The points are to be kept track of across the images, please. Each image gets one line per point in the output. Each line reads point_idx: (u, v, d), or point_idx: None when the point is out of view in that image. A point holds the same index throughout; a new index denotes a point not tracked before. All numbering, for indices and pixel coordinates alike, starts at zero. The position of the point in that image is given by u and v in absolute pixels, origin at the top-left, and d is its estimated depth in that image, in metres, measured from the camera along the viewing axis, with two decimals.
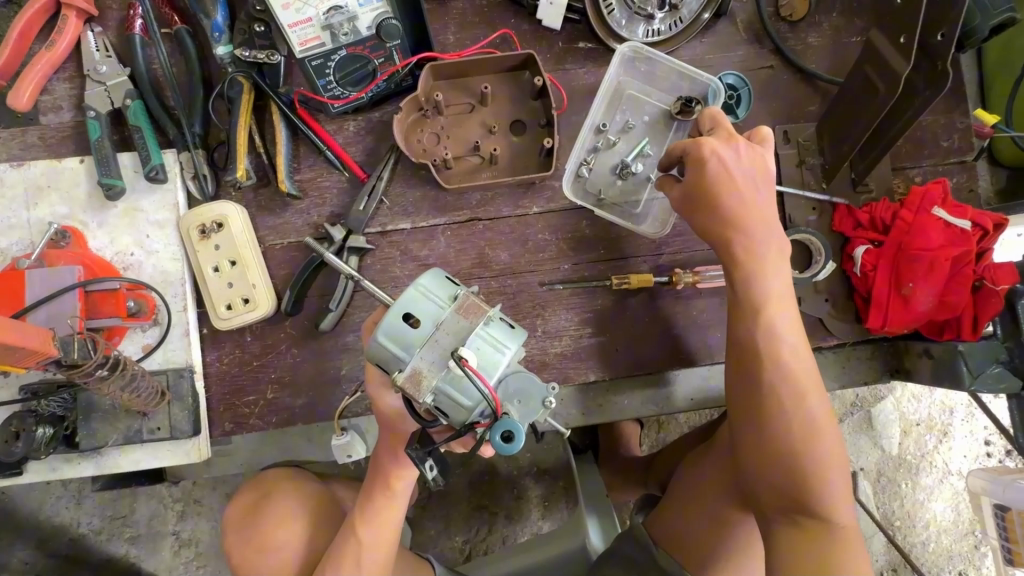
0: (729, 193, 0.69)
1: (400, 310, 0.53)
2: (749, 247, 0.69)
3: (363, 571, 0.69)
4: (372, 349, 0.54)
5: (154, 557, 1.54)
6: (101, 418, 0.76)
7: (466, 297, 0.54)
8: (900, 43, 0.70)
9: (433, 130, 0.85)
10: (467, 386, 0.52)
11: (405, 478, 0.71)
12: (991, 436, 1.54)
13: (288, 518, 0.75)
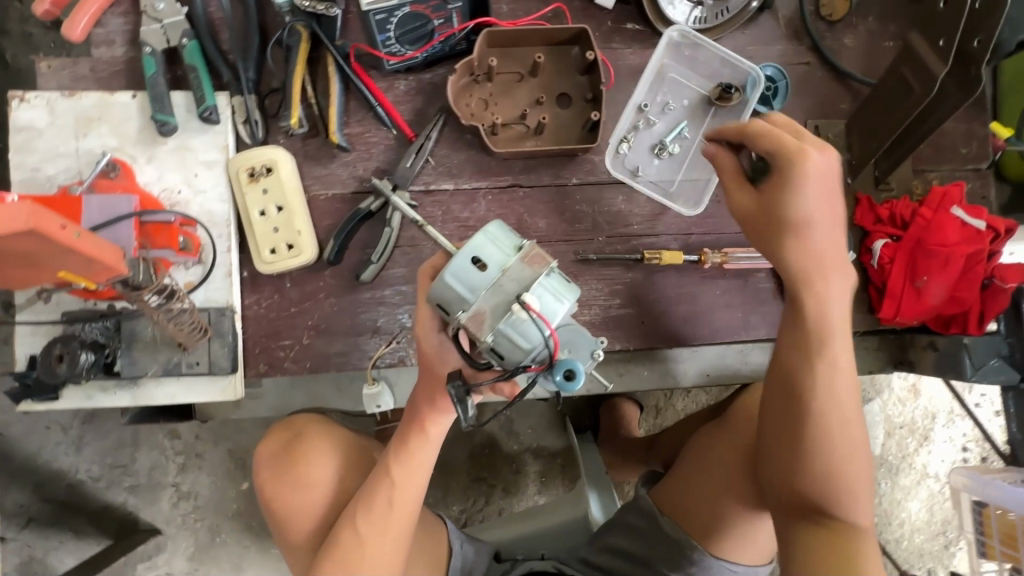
0: (820, 216, 0.65)
1: (468, 253, 0.55)
2: (829, 271, 0.67)
3: (393, 510, 0.72)
4: (436, 290, 0.57)
5: (153, 508, 1.55)
6: (143, 348, 0.78)
7: (530, 247, 0.57)
8: (940, 46, 0.74)
9: (481, 96, 0.87)
10: (526, 330, 0.55)
11: (439, 423, 0.73)
12: (969, 444, 1.61)
13: (319, 457, 0.77)
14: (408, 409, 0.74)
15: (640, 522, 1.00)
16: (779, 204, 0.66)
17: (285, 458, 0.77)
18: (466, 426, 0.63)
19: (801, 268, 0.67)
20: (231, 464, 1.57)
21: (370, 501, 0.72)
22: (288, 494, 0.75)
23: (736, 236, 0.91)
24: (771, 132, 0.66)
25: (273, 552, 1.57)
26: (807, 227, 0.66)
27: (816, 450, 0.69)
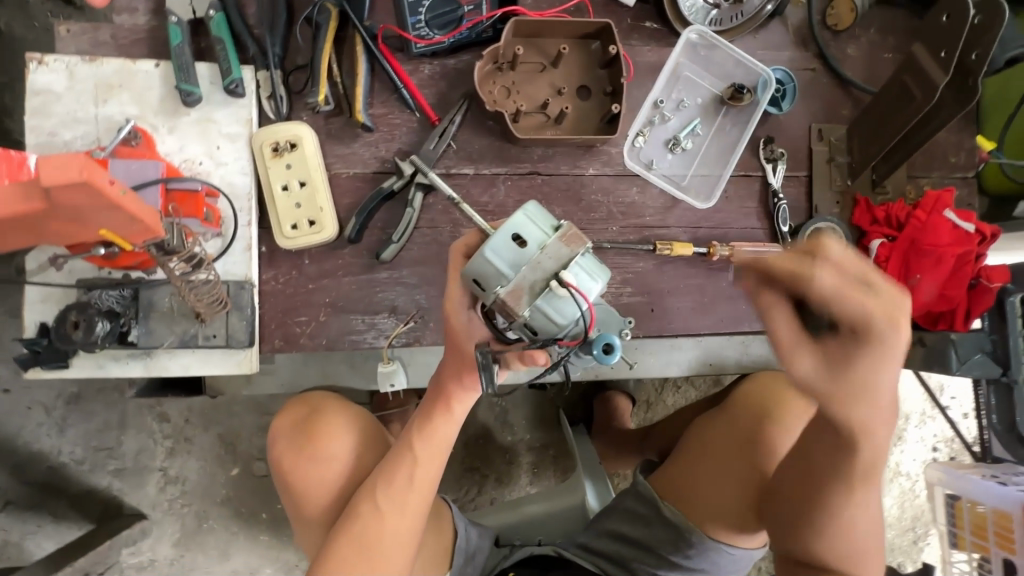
0: (889, 378, 0.52)
1: (508, 231, 0.57)
2: (892, 423, 0.56)
3: (414, 485, 0.73)
4: (475, 265, 0.58)
5: (139, 492, 1.51)
6: (160, 318, 0.77)
7: (568, 227, 0.58)
8: (941, 57, 0.79)
9: (504, 84, 0.89)
10: (562, 306, 0.57)
11: (466, 401, 0.74)
12: (938, 444, 1.68)
13: (336, 432, 0.77)
14: (434, 386, 0.74)
15: (641, 508, 1.01)
16: (856, 385, 0.51)
17: (305, 432, 0.77)
18: (488, 393, 0.65)
19: (864, 427, 0.56)
20: (221, 449, 1.54)
21: (391, 476, 0.73)
22: (307, 467, 0.76)
23: (742, 231, 0.95)
24: (844, 296, 0.46)
25: (262, 538, 1.55)
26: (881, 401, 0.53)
27: (848, 536, 0.73)
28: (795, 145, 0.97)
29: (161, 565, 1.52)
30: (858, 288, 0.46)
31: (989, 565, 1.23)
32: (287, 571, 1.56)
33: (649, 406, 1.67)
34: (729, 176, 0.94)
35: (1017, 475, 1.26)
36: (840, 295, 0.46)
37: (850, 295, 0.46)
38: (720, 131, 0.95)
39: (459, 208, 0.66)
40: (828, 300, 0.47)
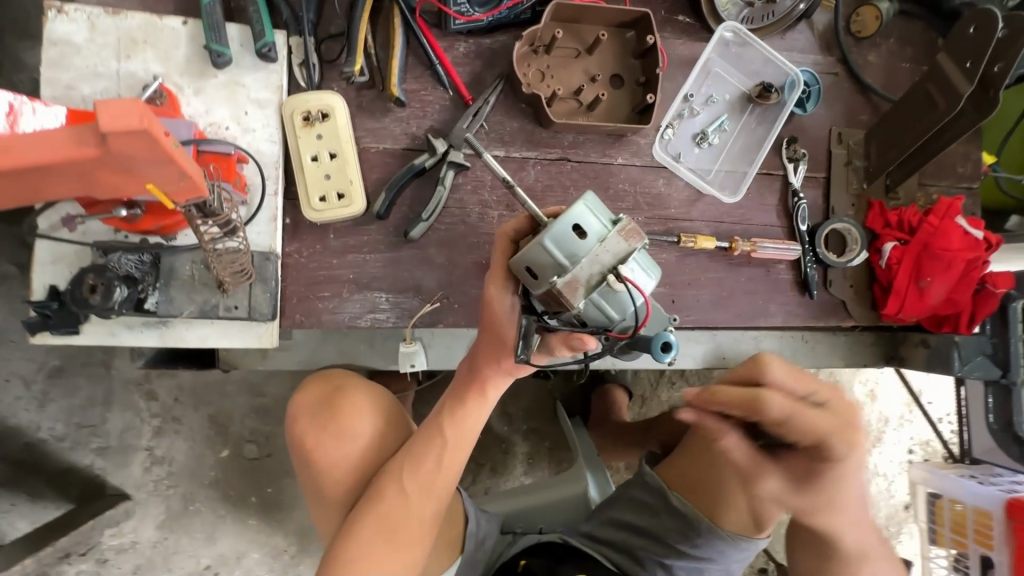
0: (835, 476, 0.69)
1: (570, 221, 0.59)
2: (849, 497, 0.72)
3: (441, 467, 0.74)
4: (533, 253, 0.60)
5: (122, 472, 1.41)
6: (180, 287, 0.74)
7: (626, 222, 0.61)
8: (966, 67, 0.82)
9: (539, 68, 0.88)
10: (617, 299, 0.60)
11: (498, 387, 0.76)
12: (913, 446, 1.75)
13: (362, 411, 0.76)
14: (471, 370, 0.74)
15: (648, 497, 1.03)
16: (817, 484, 0.70)
17: (329, 409, 0.75)
18: (517, 361, 0.65)
19: (827, 506, 0.73)
20: (212, 430, 1.46)
21: (421, 459, 0.73)
22: (329, 445, 0.74)
23: (762, 228, 0.97)
24: (794, 413, 0.62)
25: (251, 523, 1.47)
26: (846, 490, 0.71)
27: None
28: (815, 147, 0.99)
29: (142, 549, 1.42)
30: (801, 412, 0.63)
31: (966, 561, 1.29)
32: (275, 556, 1.48)
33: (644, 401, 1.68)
34: (755, 173, 0.95)
35: (995, 476, 1.33)
36: (788, 415, 0.62)
37: (790, 425, 0.64)
38: (746, 129, 0.97)
39: (514, 192, 0.67)
40: (780, 421, 0.63)
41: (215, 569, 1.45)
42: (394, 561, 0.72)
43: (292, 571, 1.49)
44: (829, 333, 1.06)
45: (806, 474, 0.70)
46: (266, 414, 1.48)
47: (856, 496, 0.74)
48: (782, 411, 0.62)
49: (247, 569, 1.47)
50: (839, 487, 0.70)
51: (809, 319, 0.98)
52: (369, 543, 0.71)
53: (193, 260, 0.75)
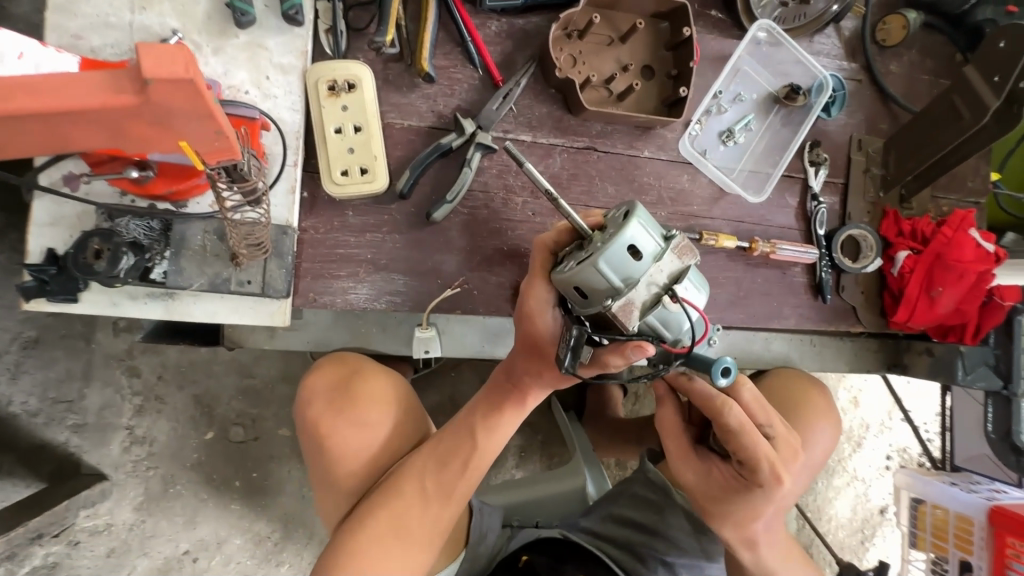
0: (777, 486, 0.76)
1: (626, 242, 0.58)
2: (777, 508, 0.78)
3: (466, 473, 0.71)
4: (586, 274, 0.60)
5: (99, 452, 1.33)
6: (190, 258, 0.70)
7: (680, 239, 0.61)
8: (993, 81, 0.84)
9: (571, 53, 0.86)
10: (672, 317, 0.61)
11: (537, 396, 0.74)
12: (892, 453, 1.79)
13: (385, 398, 0.76)
14: (510, 375, 0.73)
15: (651, 494, 1.05)
16: (736, 497, 0.79)
17: (349, 396, 0.74)
18: (564, 372, 0.64)
19: (753, 511, 0.79)
20: (197, 410, 1.39)
21: (446, 460, 0.71)
22: (346, 431, 0.73)
23: (781, 230, 0.97)
24: (741, 434, 0.72)
25: (233, 508, 1.40)
26: (759, 515, 0.79)
27: None
28: (835, 152, 1.00)
29: (117, 532, 1.34)
30: (752, 436, 0.73)
31: (944, 565, 1.33)
32: (257, 543, 1.41)
33: (637, 399, 1.67)
34: (779, 175, 0.96)
35: (974, 484, 1.37)
36: (738, 431, 0.73)
37: (743, 434, 0.73)
38: (771, 130, 0.97)
39: (555, 203, 0.65)
40: (727, 434, 0.74)
41: (193, 554, 1.38)
42: (401, 562, 0.69)
43: (274, 558, 1.42)
44: (836, 338, 1.07)
45: (731, 483, 0.79)
46: (254, 396, 1.43)
47: (766, 525, 0.81)
48: (733, 427, 0.72)
49: (227, 556, 1.40)
50: (757, 508, 0.78)
51: (822, 323, 0.98)
52: (377, 540, 0.68)
53: (205, 230, 0.71)
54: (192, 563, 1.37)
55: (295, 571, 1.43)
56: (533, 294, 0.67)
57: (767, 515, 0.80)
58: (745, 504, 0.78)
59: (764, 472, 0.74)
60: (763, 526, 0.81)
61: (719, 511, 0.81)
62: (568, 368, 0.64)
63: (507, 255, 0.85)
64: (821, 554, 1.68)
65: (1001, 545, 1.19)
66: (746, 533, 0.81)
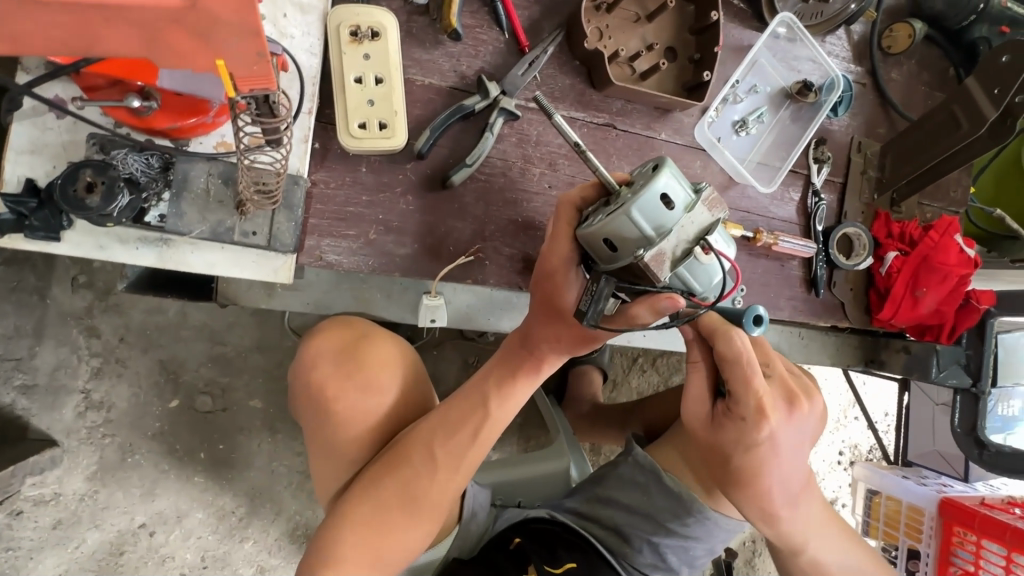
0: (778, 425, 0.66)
1: (658, 191, 0.58)
2: (785, 455, 0.68)
3: (474, 442, 0.70)
4: (616, 224, 0.59)
5: (49, 416, 1.21)
6: (191, 201, 0.65)
7: (709, 191, 0.61)
8: (993, 93, 0.89)
9: (598, 26, 0.85)
10: (702, 269, 0.62)
11: (552, 364, 0.73)
12: (844, 448, 1.83)
13: (391, 361, 0.75)
14: (525, 342, 0.71)
15: (638, 476, 1.01)
16: (739, 449, 0.67)
17: (357, 361, 0.73)
18: (587, 324, 0.63)
19: (758, 465, 0.68)
20: (161, 376, 1.28)
21: (456, 429, 0.69)
22: (354, 396, 0.72)
23: (783, 224, 0.99)
24: (741, 363, 0.64)
25: (197, 481, 1.30)
26: (766, 470, 0.68)
27: (798, 553, 0.77)
28: (837, 152, 1.03)
29: (66, 502, 1.22)
30: (752, 366, 0.64)
31: (893, 551, 1.43)
32: (220, 518, 1.32)
33: (615, 386, 1.68)
34: (787, 169, 0.98)
35: (924, 477, 1.47)
36: (736, 360, 0.64)
37: (735, 362, 0.64)
38: (780, 125, 0.99)
39: (581, 156, 0.63)
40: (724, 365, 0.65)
41: (150, 528, 1.27)
42: (404, 525, 0.68)
43: (238, 534, 1.33)
44: (822, 332, 1.12)
45: (730, 434, 0.68)
46: (225, 364, 1.32)
47: (781, 486, 0.70)
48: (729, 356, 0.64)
49: (187, 531, 1.30)
50: (762, 461, 0.67)
51: (815, 316, 1.01)
52: (382, 509, 0.67)
53: (210, 173, 0.65)
54: (148, 538, 1.27)
55: (260, 548, 1.35)
56: (557, 252, 0.65)
57: (780, 473, 0.69)
58: (749, 456, 0.67)
59: (759, 408, 0.65)
60: (779, 487, 0.70)
61: (723, 471, 0.70)
62: (590, 320, 0.63)
63: (521, 227, 0.83)
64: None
65: (948, 534, 1.29)
66: (763, 500, 0.70)
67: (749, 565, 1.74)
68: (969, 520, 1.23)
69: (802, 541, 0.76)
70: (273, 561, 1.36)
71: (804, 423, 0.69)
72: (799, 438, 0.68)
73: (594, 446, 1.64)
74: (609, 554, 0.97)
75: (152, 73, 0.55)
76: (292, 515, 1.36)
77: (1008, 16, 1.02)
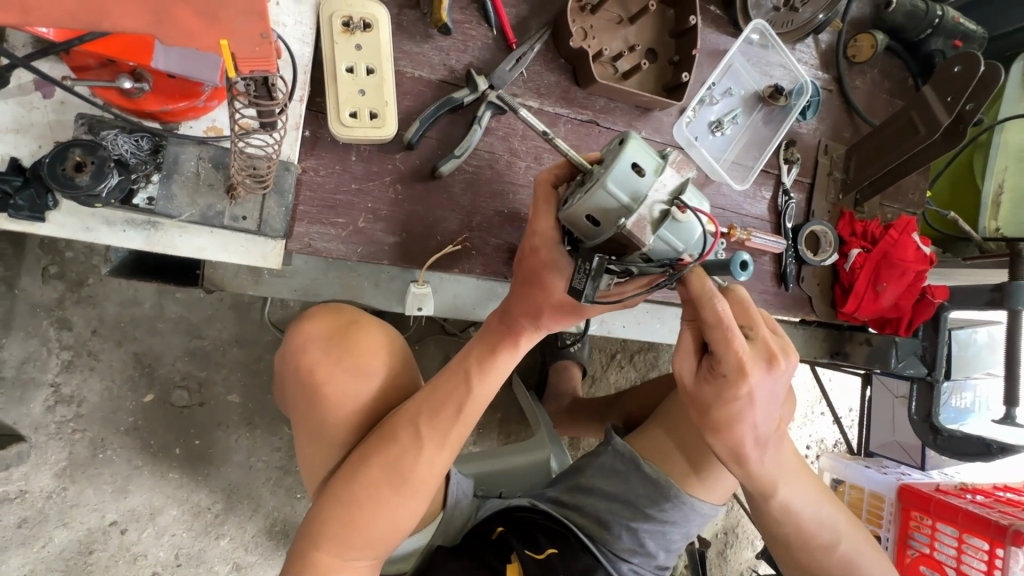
0: (758, 385, 0.69)
1: (627, 161, 0.61)
2: (761, 414, 0.72)
3: (461, 414, 0.72)
4: (595, 199, 0.62)
5: (17, 411, 1.17)
6: (181, 184, 0.65)
7: (675, 153, 0.63)
8: (947, 101, 0.96)
9: (583, 26, 0.88)
10: (684, 228, 0.62)
11: (531, 340, 0.75)
12: (811, 442, 1.90)
13: (379, 346, 0.76)
14: (505, 320, 0.74)
15: (619, 465, 1.04)
16: (716, 405, 0.71)
17: (345, 345, 0.74)
18: (585, 302, 0.66)
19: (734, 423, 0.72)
20: (136, 370, 1.25)
21: (440, 406, 0.71)
22: (343, 380, 0.73)
23: (754, 222, 1.03)
24: (722, 326, 0.67)
25: (171, 477, 1.27)
26: (741, 422, 0.72)
27: (778, 515, 0.81)
28: (806, 153, 1.08)
29: (33, 500, 1.18)
30: (732, 329, 0.67)
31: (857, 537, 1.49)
32: (195, 515, 1.29)
33: (595, 381, 1.72)
34: (760, 169, 1.03)
35: (885, 467, 1.54)
36: (716, 324, 0.67)
37: (718, 325, 0.67)
38: (754, 126, 1.04)
39: (550, 142, 0.66)
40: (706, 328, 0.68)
41: (122, 525, 1.23)
42: (392, 505, 0.69)
43: (215, 531, 1.30)
44: (792, 325, 1.17)
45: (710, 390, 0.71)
46: (203, 358, 1.30)
47: (755, 446, 0.74)
48: (711, 319, 0.67)
49: (161, 528, 1.26)
50: (738, 415, 0.71)
51: (785, 309, 1.06)
52: (370, 489, 0.68)
53: (201, 156, 0.66)
54: (119, 536, 1.23)
55: (236, 545, 1.32)
56: (540, 231, 0.69)
57: (754, 428, 0.73)
58: (726, 412, 0.71)
59: (734, 365, 0.68)
60: (755, 444, 0.74)
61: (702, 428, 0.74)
62: (588, 297, 0.66)
63: (507, 218, 0.85)
64: (745, 533, 1.83)
65: (906, 519, 1.36)
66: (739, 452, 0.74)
67: (722, 556, 1.79)
68: (926, 506, 1.30)
69: (776, 499, 0.79)
70: (250, 558, 1.33)
71: (778, 381, 0.71)
72: (773, 396, 0.72)
73: (573, 439, 1.67)
74: (588, 540, 0.99)
75: (146, 54, 0.56)
76: (270, 511, 1.34)
77: (961, 31, 1.13)
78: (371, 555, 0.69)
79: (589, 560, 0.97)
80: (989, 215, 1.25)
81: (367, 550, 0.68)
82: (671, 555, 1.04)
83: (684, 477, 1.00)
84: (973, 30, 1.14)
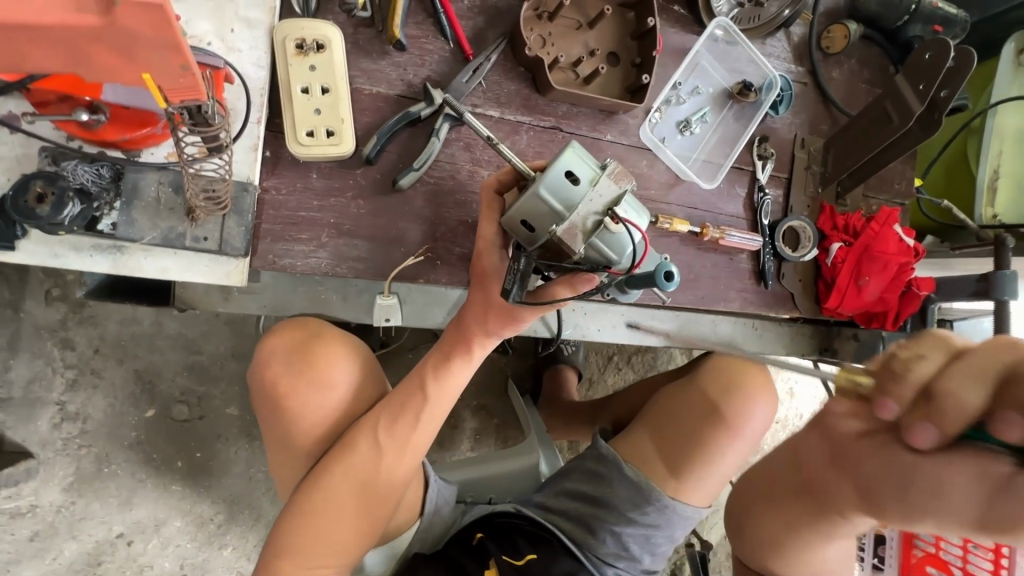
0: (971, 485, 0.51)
1: (562, 169, 0.62)
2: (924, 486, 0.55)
3: (418, 423, 0.74)
4: (529, 205, 0.63)
5: (26, 428, 1.22)
6: (143, 209, 0.68)
7: (613, 165, 0.65)
8: (920, 89, 0.93)
9: (541, 33, 0.89)
10: (616, 240, 0.64)
11: (484, 346, 0.77)
12: None
13: (339, 358, 0.77)
14: (459, 329, 0.75)
15: (601, 468, 1.03)
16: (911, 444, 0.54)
17: (305, 359, 0.75)
18: (512, 302, 0.65)
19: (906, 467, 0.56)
20: (137, 386, 1.29)
21: (398, 415, 0.73)
22: (305, 394, 0.74)
23: (728, 219, 1.02)
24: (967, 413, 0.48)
25: (174, 489, 1.31)
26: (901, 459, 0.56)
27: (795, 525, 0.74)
28: (782, 148, 1.06)
29: (43, 514, 1.22)
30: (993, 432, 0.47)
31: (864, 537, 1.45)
32: (199, 525, 1.32)
33: (591, 384, 1.72)
34: (730, 165, 1.02)
35: None
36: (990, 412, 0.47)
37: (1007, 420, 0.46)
38: (724, 124, 1.04)
39: (495, 147, 0.70)
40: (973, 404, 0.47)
41: (129, 537, 1.28)
42: (356, 513, 0.71)
43: (217, 540, 1.34)
44: (778, 323, 1.16)
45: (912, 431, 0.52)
46: (200, 373, 1.34)
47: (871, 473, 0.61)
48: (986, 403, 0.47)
49: (166, 539, 1.30)
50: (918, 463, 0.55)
51: (766, 307, 1.04)
52: (334, 501, 0.70)
53: (161, 181, 0.69)
54: (126, 547, 1.28)
55: (239, 555, 1.35)
56: (482, 235, 0.70)
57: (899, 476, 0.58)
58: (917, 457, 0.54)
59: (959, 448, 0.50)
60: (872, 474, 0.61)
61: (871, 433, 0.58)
62: (515, 298, 0.65)
63: (470, 227, 0.86)
64: None
65: None
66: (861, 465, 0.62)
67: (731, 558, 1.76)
68: None
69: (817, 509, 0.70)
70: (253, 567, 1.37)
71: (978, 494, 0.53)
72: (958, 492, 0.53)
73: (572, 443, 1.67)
74: (573, 545, 0.99)
75: (95, 89, 0.59)
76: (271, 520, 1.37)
77: (939, 16, 1.10)
78: (338, 564, 0.70)
79: (572, 564, 0.97)
80: (986, 201, 1.21)
81: (334, 560, 0.70)
82: (657, 559, 1.04)
83: (665, 479, 1.00)
84: (953, 14, 1.12)
